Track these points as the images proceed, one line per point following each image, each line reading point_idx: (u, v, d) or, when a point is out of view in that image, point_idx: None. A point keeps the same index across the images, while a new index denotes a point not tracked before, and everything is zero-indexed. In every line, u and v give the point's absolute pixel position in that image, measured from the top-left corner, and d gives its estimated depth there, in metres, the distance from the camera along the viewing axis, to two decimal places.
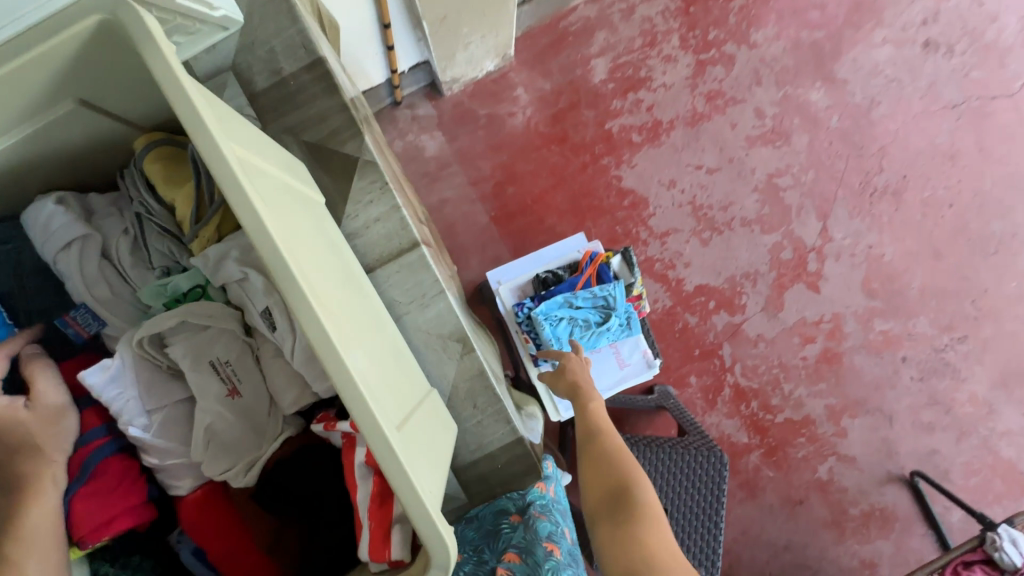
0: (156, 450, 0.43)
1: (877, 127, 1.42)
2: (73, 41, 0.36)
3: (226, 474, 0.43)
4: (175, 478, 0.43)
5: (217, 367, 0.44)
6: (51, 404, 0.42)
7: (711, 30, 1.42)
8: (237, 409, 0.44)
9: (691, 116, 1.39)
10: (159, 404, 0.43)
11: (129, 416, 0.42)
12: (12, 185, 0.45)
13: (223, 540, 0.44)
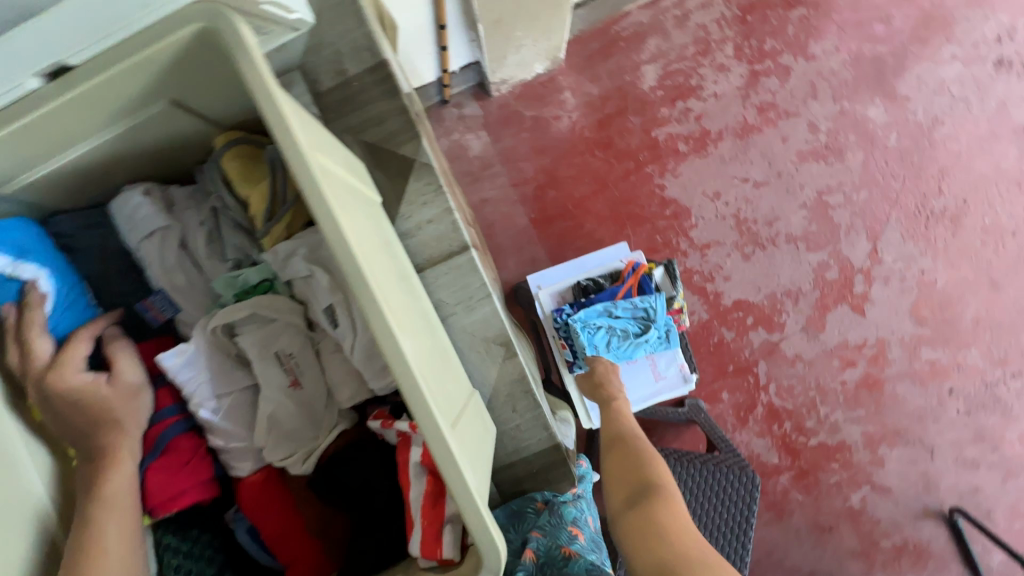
0: (222, 432, 0.45)
1: (939, 147, 1.36)
2: (173, 45, 0.37)
3: (286, 460, 0.45)
4: (235, 461, 0.46)
5: (281, 359, 0.46)
6: (129, 382, 0.45)
7: (768, 40, 1.38)
8: (297, 400, 0.46)
9: (741, 128, 1.37)
10: (227, 389, 0.46)
11: (201, 398, 0.44)
12: (101, 172, 0.48)
13: (277, 522, 0.46)
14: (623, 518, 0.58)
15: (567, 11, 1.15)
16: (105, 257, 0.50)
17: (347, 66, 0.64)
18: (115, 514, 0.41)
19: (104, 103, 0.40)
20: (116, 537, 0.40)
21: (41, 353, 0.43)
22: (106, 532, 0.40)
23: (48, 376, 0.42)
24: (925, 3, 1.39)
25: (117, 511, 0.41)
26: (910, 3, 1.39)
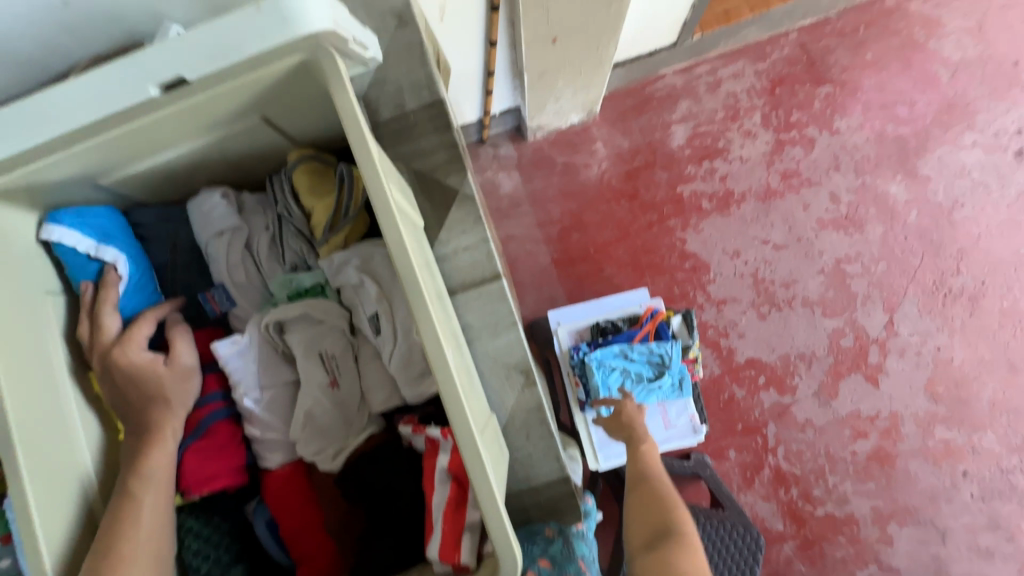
0: (260, 423, 0.48)
1: (958, 228, 1.39)
2: (275, 74, 0.43)
3: (317, 455, 0.48)
4: (267, 452, 0.48)
5: (323, 359, 0.49)
6: (183, 364, 0.48)
7: (795, 112, 1.44)
8: (334, 400, 0.49)
9: (764, 191, 1.42)
10: (270, 382, 0.49)
11: (247, 388, 0.48)
12: (186, 174, 0.53)
13: (298, 516, 0.48)
14: (642, 560, 0.58)
15: (606, 70, 1.23)
16: (176, 249, 0.55)
17: (406, 101, 0.70)
18: (154, 488, 0.44)
19: (205, 115, 0.46)
20: (151, 509, 0.43)
21: (111, 330, 0.47)
22: (143, 503, 0.43)
23: (115, 351, 0.45)
24: (949, 90, 1.44)
25: (157, 485, 0.44)
26: (936, 88, 1.44)
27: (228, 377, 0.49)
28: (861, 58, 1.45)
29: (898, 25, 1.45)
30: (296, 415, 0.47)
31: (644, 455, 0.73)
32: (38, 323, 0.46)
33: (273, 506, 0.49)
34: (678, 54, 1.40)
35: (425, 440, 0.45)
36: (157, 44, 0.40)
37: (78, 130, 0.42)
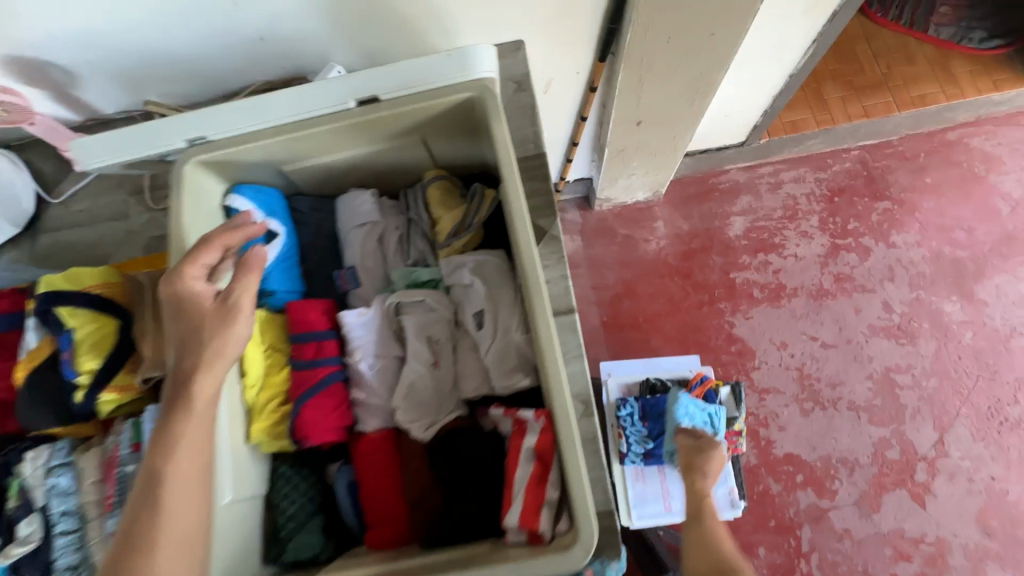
0: (367, 387, 0.55)
1: (1016, 357, 1.38)
2: (448, 105, 0.55)
3: (411, 424, 0.53)
4: (367, 417, 0.55)
5: (429, 342, 0.56)
6: (231, 304, 0.47)
7: (852, 221, 1.51)
8: (433, 379, 0.55)
9: (816, 290, 1.46)
10: (382, 353, 0.56)
11: (364, 353, 0.55)
12: (343, 175, 0.64)
13: (384, 477, 0.54)
14: None
15: (677, 157, 1.34)
16: (319, 232, 0.64)
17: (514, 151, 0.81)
18: (193, 426, 0.43)
19: (381, 129, 0.57)
20: (184, 453, 0.42)
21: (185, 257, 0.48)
22: (176, 445, 0.42)
23: (176, 279, 0.47)
24: (1009, 223, 1.48)
25: (192, 427, 0.43)
26: (996, 220, 1.49)
27: (347, 344, 0.56)
28: (921, 181, 1.52)
29: (960, 156, 1.52)
30: (400, 385, 0.54)
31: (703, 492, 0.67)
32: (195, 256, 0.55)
33: (360, 465, 0.55)
34: (744, 153, 1.51)
35: (512, 421, 0.50)
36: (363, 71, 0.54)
37: (289, 123, 0.55)
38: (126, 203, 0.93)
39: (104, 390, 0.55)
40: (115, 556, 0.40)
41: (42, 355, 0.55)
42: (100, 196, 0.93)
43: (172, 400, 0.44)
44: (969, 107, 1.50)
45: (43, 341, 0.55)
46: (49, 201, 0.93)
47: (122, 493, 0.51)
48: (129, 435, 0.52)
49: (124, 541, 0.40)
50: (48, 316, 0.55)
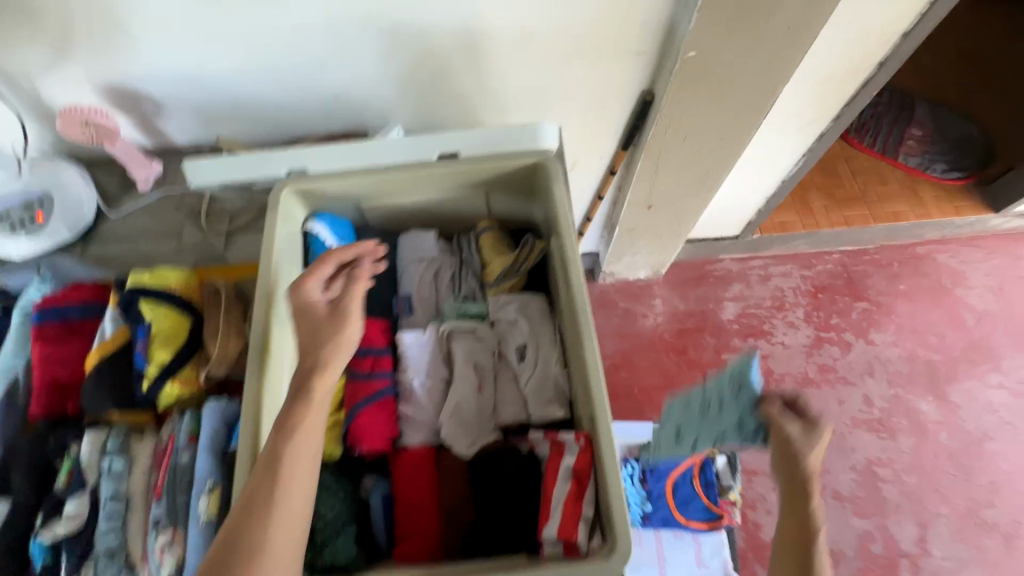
0: (417, 402, 0.60)
1: (989, 460, 1.45)
2: (515, 168, 0.65)
3: (455, 439, 0.58)
4: (412, 432, 0.59)
5: (476, 368, 0.62)
6: (344, 309, 0.57)
7: (835, 316, 1.63)
8: (477, 403, 0.60)
9: (802, 378, 1.55)
10: (433, 373, 0.61)
11: (418, 371, 0.61)
12: (408, 217, 0.72)
13: (422, 490, 0.57)
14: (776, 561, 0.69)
15: (679, 241, 1.47)
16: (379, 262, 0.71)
17: None
18: (312, 413, 0.53)
19: (454, 181, 0.67)
20: (301, 437, 0.51)
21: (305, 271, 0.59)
22: (296, 429, 0.51)
23: (298, 287, 0.57)
24: (975, 333, 1.61)
25: (310, 416, 0.52)
26: (963, 328, 1.61)
27: (401, 362, 0.62)
28: (895, 286, 1.66)
29: (928, 269, 1.68)
30: (448, 404, 0.59)
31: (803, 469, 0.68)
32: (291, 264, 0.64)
33: (399, 477, 0.58)
34: (737, 246, 1.66)
35: (551, 444, 0.55)
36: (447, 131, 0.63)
37: (381, 167, 0.65)
38: (180, 223, 1.00)
39: (171, 381, 0.59)
40: (243, 513, 0.48)
41: (115, 345, 0.62)
42: (157, 214, 1.01)
43: (292, 392, 0.53)
44: (935, 227, 1.66)
45: (118, 331, 0.62)
46: (109, 212, 1.00)
47: (172, 482, 0.55)
48: (187, 427, 0.57)
49: (249, 502, 0.49)
50: (133, 308, 0.61)
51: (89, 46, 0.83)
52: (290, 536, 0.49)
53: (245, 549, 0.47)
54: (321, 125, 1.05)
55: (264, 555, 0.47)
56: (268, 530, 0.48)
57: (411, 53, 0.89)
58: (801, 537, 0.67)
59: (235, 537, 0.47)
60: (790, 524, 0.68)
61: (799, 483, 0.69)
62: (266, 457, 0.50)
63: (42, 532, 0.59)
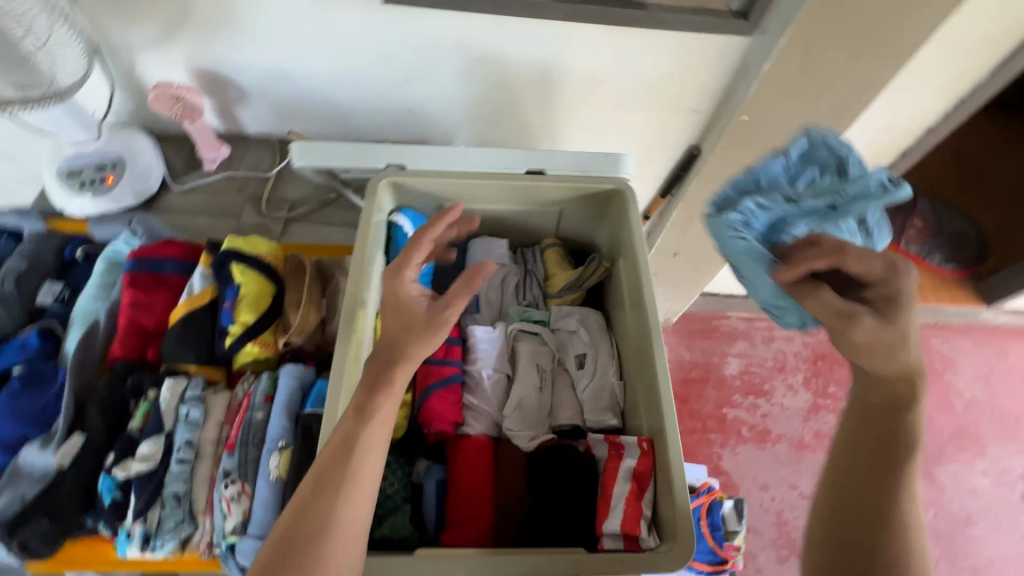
0: (482, 393, 0.64)
1: (971, 544, 1.48)
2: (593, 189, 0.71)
3: (517, 432, 0.62)
4: (474, 421, 0.63)
5: (539, 369, 0.66)
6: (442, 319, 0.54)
7: (832, 384, 1.66)
8: (539, 402, 0.64)
9: (798, 441, 1.58)
10: (500, 368, 0.66)
11: (487, 364, 0.65)
12: (483, 223, 0.78)
13: (478, 479, 0.59)
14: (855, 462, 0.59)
15: (695, 290, 1.51)
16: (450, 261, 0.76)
17: None
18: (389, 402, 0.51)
19: (534, 194, 0.72)
20: (378, 423, 0.50)
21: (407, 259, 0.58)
22: (374, 415, 0.50)
23: (398, 278, 0.57)
24: (962, 418, 1.63)
25: (388, 404, 0.51)
26: (951, 412, 1.64)
27: (470, 354, 0.66)
28: None
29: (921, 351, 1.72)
30: (512, 399, 0.63)
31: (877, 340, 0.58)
32: (379, 252, 0.67)
33: (457, 465, 0.60)
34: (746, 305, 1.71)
35: (610, 446, 0.57)
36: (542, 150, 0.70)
37: (471, 172, 0.70)
38: (239, 205, 1.04)
39: (251, 341, 0.66)
40: (313, 491, 0.48)
41: (202, 301, 0.69)
42: (217, 194, 1.05)
43: (375, 379, 0.52)
44: (931, 312, 1.75)
45: (207, 290, 0.70)
46: (172, 185, 1.03)
47: (245, 436, 0.62)
48: (264, 387, 0.64)
49: (321, 478, 0.48)
50: (224, 269, 0.67)
51: (193, 31, 0.88)
52: (354, 519, 0.48)
53: (313, 528, 0.46)
54: (386, 130, 1.10)
55: (331, 536, 0.46)
56: (336, 512, 0.47)
57: (489, 80, 0.97)
58: (887, 440, 0.58)
59: (303, 516, 0.47)
60: (875, 425, 0.59)
61: (896, 374, 0.58)
62: (340, 438, 0.49)
63: (114, 468, 0.61)
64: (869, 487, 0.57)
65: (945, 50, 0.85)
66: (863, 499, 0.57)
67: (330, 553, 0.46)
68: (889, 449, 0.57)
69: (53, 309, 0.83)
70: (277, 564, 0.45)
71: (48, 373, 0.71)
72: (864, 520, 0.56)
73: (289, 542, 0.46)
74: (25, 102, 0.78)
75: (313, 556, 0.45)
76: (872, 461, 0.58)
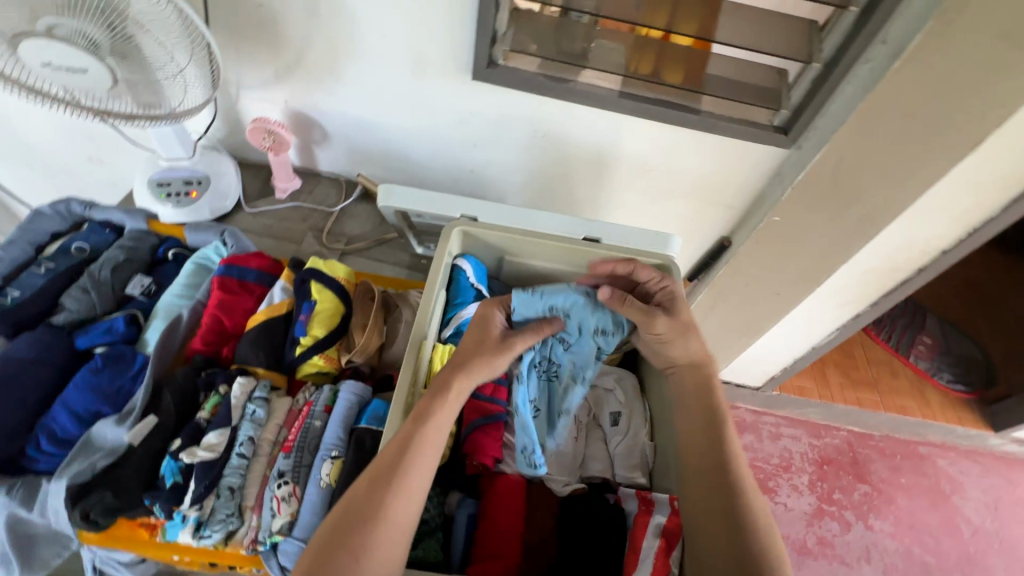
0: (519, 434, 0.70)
1: None
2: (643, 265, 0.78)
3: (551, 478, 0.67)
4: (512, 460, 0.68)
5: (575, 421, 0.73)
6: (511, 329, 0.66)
7: (837, 491, 1.63)
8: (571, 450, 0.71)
9: (800, 546, 1.53)
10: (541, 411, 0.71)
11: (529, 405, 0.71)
12: (532, 278, 0.85)
13: (510, 516, 0.62)
14: (692, 464, 0.60)
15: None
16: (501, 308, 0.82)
17: None
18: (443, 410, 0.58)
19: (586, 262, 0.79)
20: (433, 428, 0.57)
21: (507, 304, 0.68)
22: (429, 419, 0.56)
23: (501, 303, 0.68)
24: (970, 545, 1.58)
25: (442, 412, 0.58)
26: (958, 538, 1.59)
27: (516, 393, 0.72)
28: (896, 478, 1.68)
29: (928, 469, 1.70)
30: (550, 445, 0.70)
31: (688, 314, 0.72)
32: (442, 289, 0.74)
33: (490, 499, 0.64)
34: (754, 398, 1.74)
35: (641, 501, 0.62)
36: (601, 223, 0.79)
37: (536, 232, 0.78)
38: (302, 232, 1.13)
39: (318, 355, 0.76)
40: (368, 484, 0.53)
41: (279, 311, 0.79)
42: (284, 220, 1.13)
43: (438, 388, 0.59)
44: (940, 431, 1.74)
45: (285, 301, 0.80)
46: (244, 207, 1.12)
47: (302, 440, 0.69)
48: (325, 399, 0.73)
49: (377, 476, 0.54)
50: (304, 285, 0.78)
51: (300, 79, 1.00)
52: (402, 516, 0.53)
53: (364, 514, 0.51)
54: (445, 186, 1.21)
55: (381, 525, 0.51)
56: (387, 504, 0.52)
57: (548, 155, 1.08)
58: (710, 433, 0.61)
59: (358, 504, 0.52)
60: (696, 412, 0.62)
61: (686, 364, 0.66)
62: (398, 439, 0.55)
63: (181, 453, 0.66)
64: (711, 471, 0.58)
65: (956, 185, 0.95)
66: (718, 503, 0.56)
67: (376, 540, 0.51)
68: (709, 427, 0.61)
69: (139, 300, 0.88)
70: (331, 543, 0.50)
71: (127, 355, 0.77)
72: (722, 524, 0.55)
73: (342, 525, 0.51)
74: (147, 118, 0.89)
75: (361, 540, 0.50)
76: (703, 447, 0.60)
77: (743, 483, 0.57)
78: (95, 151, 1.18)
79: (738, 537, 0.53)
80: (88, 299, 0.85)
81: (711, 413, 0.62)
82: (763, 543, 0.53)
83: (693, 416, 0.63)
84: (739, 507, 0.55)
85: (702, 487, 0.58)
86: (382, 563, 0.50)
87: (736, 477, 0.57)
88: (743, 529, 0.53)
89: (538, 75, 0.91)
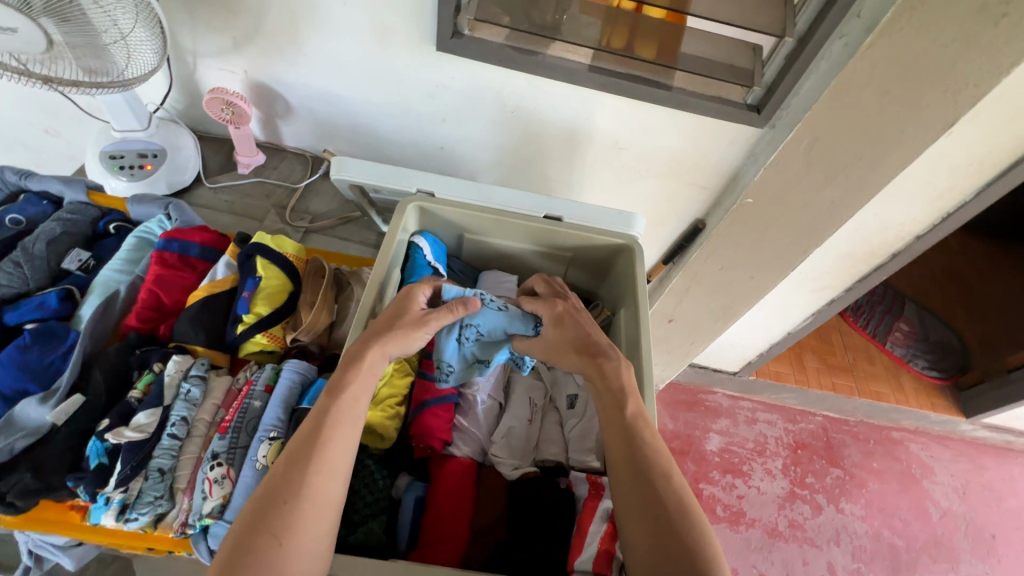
0: (472, 417, 0.72)
1: None
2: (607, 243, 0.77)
3: (502, 459, 0.68)
4: (462, 443, 0.69)
5: (530, 403, 0.75)
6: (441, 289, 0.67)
7: (810, 475, 1.65)
8: (526, 433, 0.72)
9: (772, 528, 1.54)
10: (494, 396, 0.75)
11: (482, 389, 0.74)
12: (496, 258, 0.85)
13: (453, 501, 0.63)
14: (615, 460, 0.57)
15: (681, 362, 1.52)
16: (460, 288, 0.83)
17: None
18: (363, 379, 0.57)
19: (547, 238, 0.78)
20: (364, 406, 0.55)
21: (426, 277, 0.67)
22: (351, 397, 0.55)
23: (413, 287, 0.64)
24: (938, 528, 1.60)
25: (369, 387, 0.56)
26: (926, 520, 1.61)
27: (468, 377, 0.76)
28: (868, 462, 1.69)
29: (900, 454, 1.72)
30: (501, 428, 0.71)
31: (629, 301, 0.73)
32: (395, 266, 0.72)
33: (437, 485, 0.65)
34: (731, 383, 1.74)
35: (592, 485, 0.64)
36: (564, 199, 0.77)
37: (493, 208, 0.76)
38: (264, 209, 1.08)
39: (260, 332, 0.74)
40: (287, 458, 0.51)
41: (221, 287, 0.77)
42: (244, 196, 1.09)
43: (351, 360, 0.58)
44: (912, 416, 1.74)
45: (228, 277, 0.78)
46: (204, 181, 1.08)
47: (239, 420, 0.68)
48: (266, 378, 0.71)
49: (297, 451, 0.52)
50: (249, 260, 0.76)
51: (259, 47, 0.95)
52: (328, 492, 0.51)
53: (282, 493, 0.49)
54: (415, 162, 1.17)
55: (304, 503, 0.49)
56: (309, 481, 0.50)
57: (519, 132, 1.05)
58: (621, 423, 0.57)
59: (274, 481, 0.50)
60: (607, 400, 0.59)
61: (584, 361, 0.63)
62: (321, 419, 0.54)
63: (106, 433, 0.64)
64: (626, 472, 0.55)
65: (932, 163, 0.93)
66: (640, 499, 0.53)
67: (296, 516, 0.48)
68: (618, 422, 0.57)
69: (76, 276, 0.86)
70: (250, 530, 0.47)
71: (58, 333, 0.75)
72: (644, 517, 0.52)
73: (261, 505, 0.49)
74: (91, 86, 0.83)
75: (282, 520, 0.48)
76: (615, 439, 0.57)
77: (659, 468, 0.55)
78: (48, 122, 1.14)
79: (661, 539, 0.50)
80: (20, 274, 0.82)
81: (617, 403, 0.58)
82: (685, 539, 0.50)
83: (603, 412, 0.59)
84: (659, 497, 0.53)
85: (622, 491, 0.55)
86: (312, 540, 0.48)
87: (647, 469, 0.54)
88: (663, 528, 0.51)
89: (506, 47, 0.87)
